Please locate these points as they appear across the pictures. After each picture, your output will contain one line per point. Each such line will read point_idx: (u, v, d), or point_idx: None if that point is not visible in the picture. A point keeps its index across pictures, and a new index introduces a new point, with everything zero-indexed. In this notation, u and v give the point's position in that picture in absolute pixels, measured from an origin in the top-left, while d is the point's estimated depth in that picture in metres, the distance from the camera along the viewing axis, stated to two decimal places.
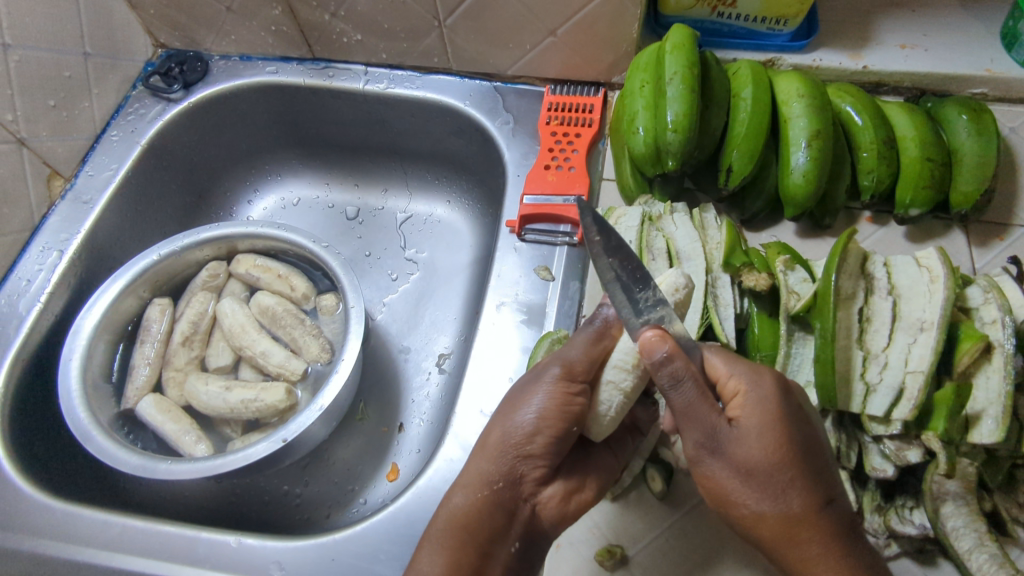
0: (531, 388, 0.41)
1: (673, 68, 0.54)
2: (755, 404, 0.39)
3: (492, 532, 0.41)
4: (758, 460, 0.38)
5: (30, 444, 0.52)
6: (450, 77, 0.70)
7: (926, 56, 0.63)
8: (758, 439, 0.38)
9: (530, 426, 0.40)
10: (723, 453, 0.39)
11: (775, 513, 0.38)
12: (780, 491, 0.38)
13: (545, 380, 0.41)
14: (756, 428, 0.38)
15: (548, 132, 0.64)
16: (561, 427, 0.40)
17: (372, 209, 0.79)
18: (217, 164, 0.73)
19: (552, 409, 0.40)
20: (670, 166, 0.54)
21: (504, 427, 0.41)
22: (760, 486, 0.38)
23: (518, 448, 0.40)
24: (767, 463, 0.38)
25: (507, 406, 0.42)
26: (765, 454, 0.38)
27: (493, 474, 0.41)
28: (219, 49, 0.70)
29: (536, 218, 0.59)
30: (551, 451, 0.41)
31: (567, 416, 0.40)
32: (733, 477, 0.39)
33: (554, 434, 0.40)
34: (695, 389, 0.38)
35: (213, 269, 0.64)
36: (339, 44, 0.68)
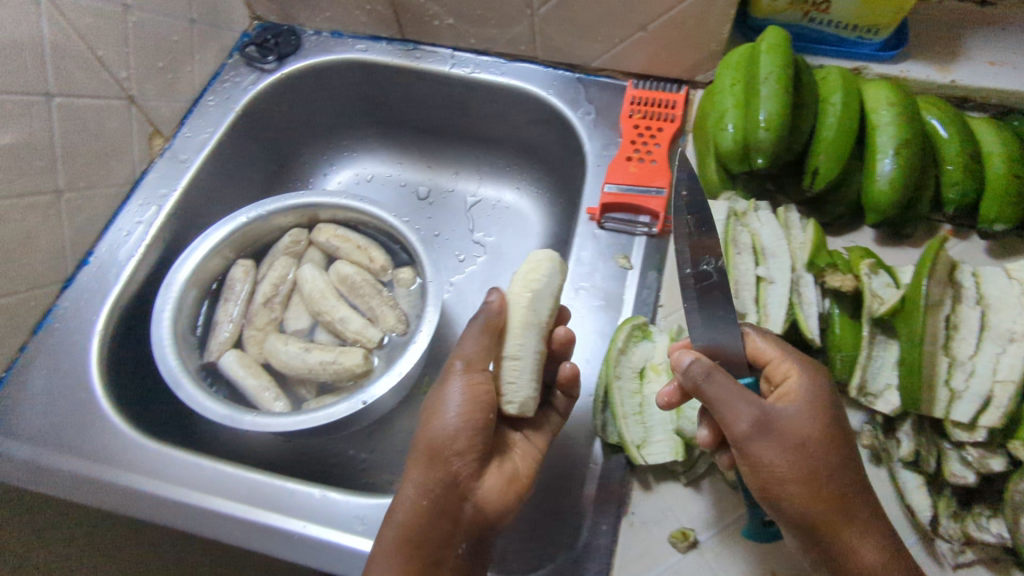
0: (444, 391, 0.44)
1: (768, 68, 0.55)
2: (803, 392, 0.42)
3: (441, 539, 0.42)
4: (806, 439, 0.40)
5: (126, 386, 0.54)
6: (535, 66, 0.71)
7: (1016, 74, 0.63)
8: (802, 417, 0.40)
9: (455, 424, 0.43)
10: (770, 434, 0.40)
11: (824, 490, 0.39)
12: (829, 470, 0.40)
13: (452, 380, 0.44)
14: (804, 412, 0.41)
15: (630, 125, 0.65)
16: (480, 417, 0.43)
17: (442, 191, 0.81)
18: (299, 135, 0.75)
19: (467, 403, 0.43)
20: (759, 164, 0.54)
21: (430, 431, 0.44)
22: (811, 461, 0.39)
23: (441, 448, 0.43)
24: (818, 439, 0.40)
25: (426, 412, 0.45)
26: (814, 434, 0.40)
27: (429, 479, 0.43)
28: (312, 25, 0.72)
29: (616, 206, 0.60)
30: (476, 446, 0.44)
31: (483, 406, 0.44)
32: (785, 455, 0.39)
33: (476, 428, 0.43)
34: (731, 379, 0.41)
35: (296, 236, 0.66)
36: (431, 27, 0.70)
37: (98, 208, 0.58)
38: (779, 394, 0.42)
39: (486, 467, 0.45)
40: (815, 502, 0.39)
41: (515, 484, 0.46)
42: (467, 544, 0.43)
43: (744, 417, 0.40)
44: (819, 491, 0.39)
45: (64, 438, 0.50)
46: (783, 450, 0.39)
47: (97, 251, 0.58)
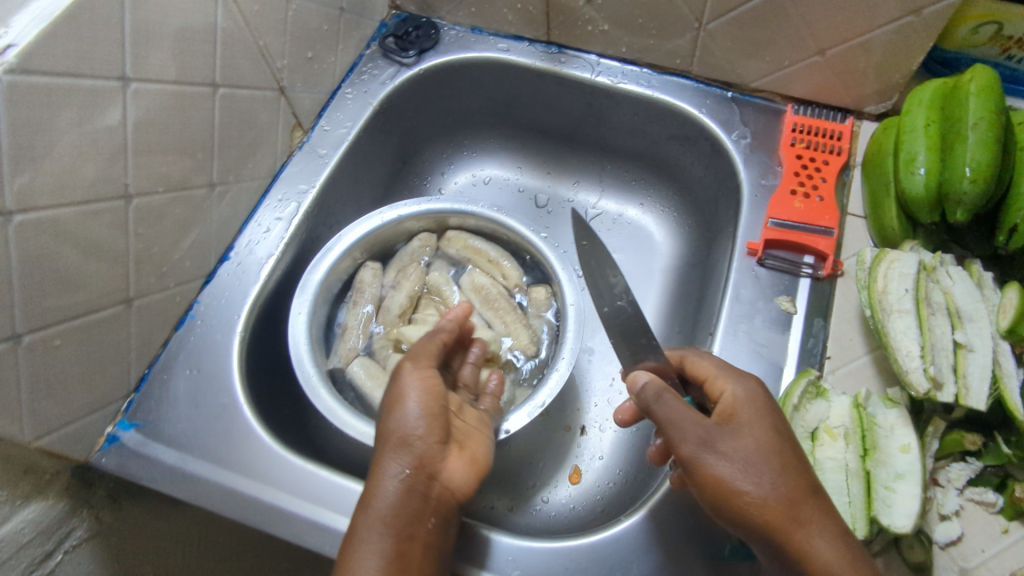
0: (399, 378, 0.46)
1: (976, 111, 0.50)
2: (746, 401, 0.42)
3: (413, 515, 0.41)
4: (753, 445, 0.40)
5: (263, 391, 0.52)
6: (686, 80, 0.67)
7: None
8: (751, 426, 0.41)
9: (417, 413, 0.43)
10: (718, 447, 0.39)
11: (783, 498, 0.38)
12: (790, 479, 0.39)
13: (407, 374, 0.45)
14: (751, 422, 0.41)
15: (793, 154, 0.61)
16: (437, 405, 0.44)
17: (562, 200, 0.77)
18: (425, 131, 0.72)
19: (424, 393, 0.44)
20: (956, 216, 0.50)
21: (390, 422, 0.43)
22: (775, 470, 0.39)
23: (393, 433, 0.43)
24: (771, 447, 0.40)
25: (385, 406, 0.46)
26: (765, 442, 0.40)
27: (387, 464, 0.42)
28: (452, 18, 0.69)
29: (780, 243, 0.57)
30: (439, 430, 0.44)
31: (436, 394, 0.45)
32: (737, 466, 0.39)
33: (433, 410, 0.44)
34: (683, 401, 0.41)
35: (425, 241, 0.64)
36: (581, 32, 0.66)
37: (242, 201, 0.56)
38: (722, 406, 0.42)
39: (448, 449, 0.44)
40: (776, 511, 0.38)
41: (477, 465, 0.45)
42: (437, 520, 0.42)
43: (696, 437, 0.40)
44: (780, 497, 0.39)
45: (207, 443, 0.48)
46: (738, 460, 0.39)
47: (237, 247, 0.56)
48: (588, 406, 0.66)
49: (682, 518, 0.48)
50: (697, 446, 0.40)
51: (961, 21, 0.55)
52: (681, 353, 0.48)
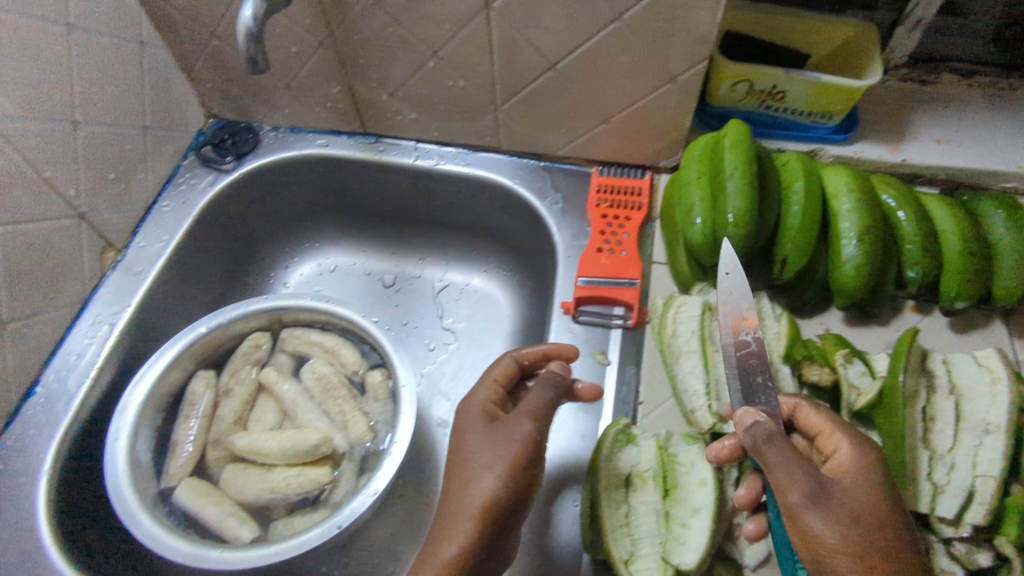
0: (490, 438, 0.47)
1: (733, 162, 0.56)
2: (853, 463, 0.41)
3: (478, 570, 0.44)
4: (846, 502, 0.39)
5: (78, 529, 0.51)
6: (500, 155, 0.71)
7: (961, 152, 0.66)
8: (856, 488, 0.40)
9: (504, 481, 0.45)
10: (819, 504, 0.38)
11: (865, 554, 0.37)
12: (874, 538, 0.38)
13: (513, 437, 0.47)
14: (856, 484, 0.40)
15: (599, 214, 0.65)
16: (529, 467, 0.46)
17: (409, 277, 0.80)
18: (259, 229, 0.74)
19: (523, 454, 0.46)
20: (729, 258, 0.55)
21: (473, 481, 0.45)
22: (871, 537, 0.38)
23: (478, 499, 0.44)
24: (866, 511, 0.39)
25: (456, 456, 0.48)
26: (870, 507, 0.39)
27: (458, 526, 0.44)
28: (270, 121, 0.71)
29: (591, 299, 0.60)
30: (527, 490, 0.46)
31: (529, 459, 0.46)
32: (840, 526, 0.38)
33: (520, 479, 0.45)
34: (794, 449, 0.41)
35: (256, 341, 0.64)
36: (393, 122, 0.69)
37: (48, 332, 0.55)
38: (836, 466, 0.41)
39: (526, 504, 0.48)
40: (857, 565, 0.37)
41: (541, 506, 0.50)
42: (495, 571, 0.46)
43: (794, 484, 0.39)
44: (861, 556, 0.37)
45: None
46: (832, 515, 0.38)
47: (44, 379, 0.54)
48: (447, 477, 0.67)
49: None
50: (794, 492, 0.39)
51: (720, 80, 0.62)
52: (794, 401, 0.46)
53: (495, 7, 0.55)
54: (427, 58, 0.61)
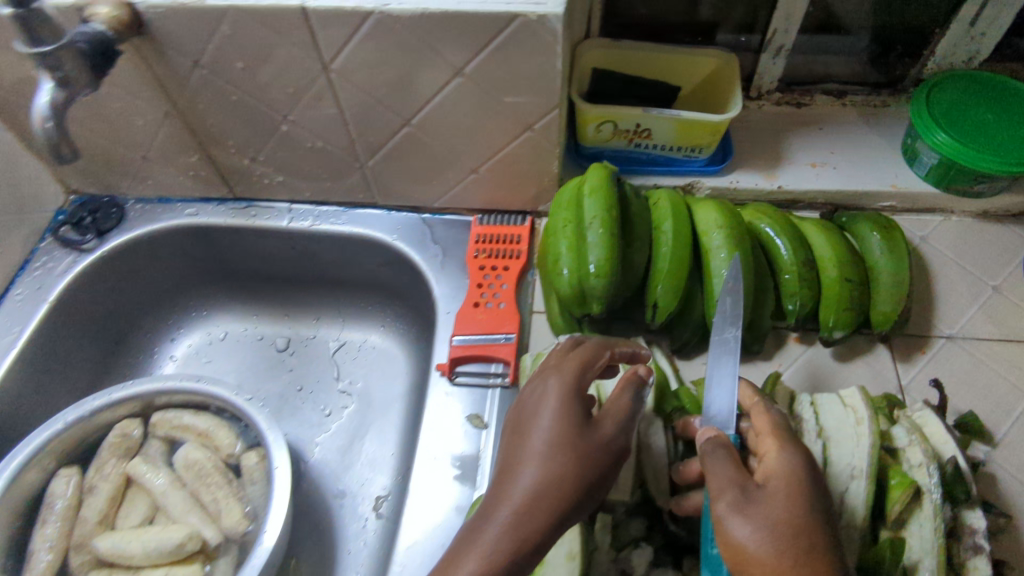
0: (574, 439, 0.39)
1: (592, 212, 0.55)
2: (781, 468, 0.39)
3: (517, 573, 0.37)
4: (774, 508, 0.37)
5: None
6: (377, 210, 0.69)
7: (837, 174, 0.66)
8: (782, 492, 0.38)
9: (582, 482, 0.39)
10: (740, 512, 0.37)
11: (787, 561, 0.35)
12: (795, 543, 0.36)
13: (607, 436, 0.40)
14: (782, 490, 0.38)
15: (476, 266, 0.64)
16: (607, 469, 0.40)
17: (303, 338, 0.77)
18: (135, 305, 0.71)
19: (606, 453, 0.40)
20: (595, 309, 0.54)
21: (549, 467, 0.38)
22: (787, 546, 0.35)
23: (533, 511, 0.37)
24: (787, 519, 0.36)
25: (531, 449, 0.39)
26: (789, 514, 0.37)
27: (508, 536, 0.36)
28: (134, 193, 0.69)
29: (466, 359, 0.58)
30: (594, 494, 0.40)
31: (608, 463, 0.40)
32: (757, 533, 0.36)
33: (595, 480, 0.39)
34: (732, 458, 0.40)
35: (125, 429, 0.61)
36: (262, 185, 0.67)
37: None
38: (765, 470, 0.40)
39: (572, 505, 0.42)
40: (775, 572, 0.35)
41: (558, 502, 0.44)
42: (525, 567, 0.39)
43: (723, 493, 0.38)
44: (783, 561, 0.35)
45: None
46: (759, 520, 0.36)
47: None
48: (342, 552, 0.64)
49: None
50: (722, 500, 0.38)
51: (585, 122, 0.61)
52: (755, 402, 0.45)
53: (332, 69, 0.53)
54: (279, 122, 0.59)
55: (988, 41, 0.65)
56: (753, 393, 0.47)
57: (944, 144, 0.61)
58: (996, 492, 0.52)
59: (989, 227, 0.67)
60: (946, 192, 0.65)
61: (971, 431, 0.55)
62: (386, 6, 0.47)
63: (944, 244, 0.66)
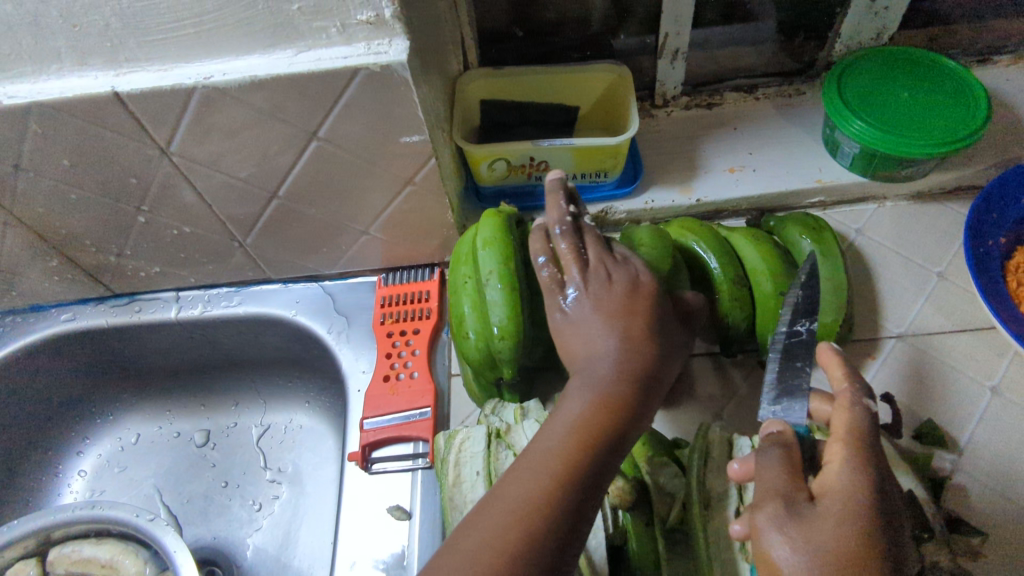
0: (660, 317, 0.41)
1: (489, 265, 0.49)
2: (840, 482, 0.32)
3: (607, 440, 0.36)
4: (818, 534, 0.31)
5: None
6: (274, 285, 0.63)
7: (757, 176, 0.61)
8: (832, 513, 0.31)
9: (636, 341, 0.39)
10: (779, 526, 0.32)
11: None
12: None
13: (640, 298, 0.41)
14: (835, 511, 0.31)
15: (383, 333, 0.58)
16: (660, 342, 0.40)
17: (224, 428, 0.71)
18: (24, 428, 0.64)
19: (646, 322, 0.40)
20: (506, 373, 0.48)
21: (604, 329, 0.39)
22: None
23: (636, 378, 0.38)
24: (835, 547, 0.30)
25: (616, 313, 0.40)
26: (836, 540, 0.30)
27: (617, 382, 0.38)
28: (3, 306, 0.63)
29: (379, 442, 0.53)
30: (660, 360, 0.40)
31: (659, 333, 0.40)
32: (794, 557, 0.30)
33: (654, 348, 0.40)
34: (787, 464, 0.34)
35: (19, 572, 0.55)
36: (139, 278, 0.61)
37: None
38: (819, 484, 0.33)
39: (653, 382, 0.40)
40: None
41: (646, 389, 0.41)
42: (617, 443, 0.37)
43: (766, 501, 0.33)
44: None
45: None
46: (797, 544, 0.31)
47: None
48: None
49: None
50: (761, 511, 0.33)
51: (475, 162, 0.56)
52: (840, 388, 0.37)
53: (173, 152, 0.47)
54: (134, 214, 0.53)
55: (893, 15, 0.60)
56: (845, 374, 0.37)
57: (862, 132, 0.56)
58: (968, 506, 0.48)
59: (925, 208, 0.63)
60: (874, 180, 0.60)
61: (933, 439, 0.50)
62: (208, 79, 0.42)
63: (880, 234, 0.62)
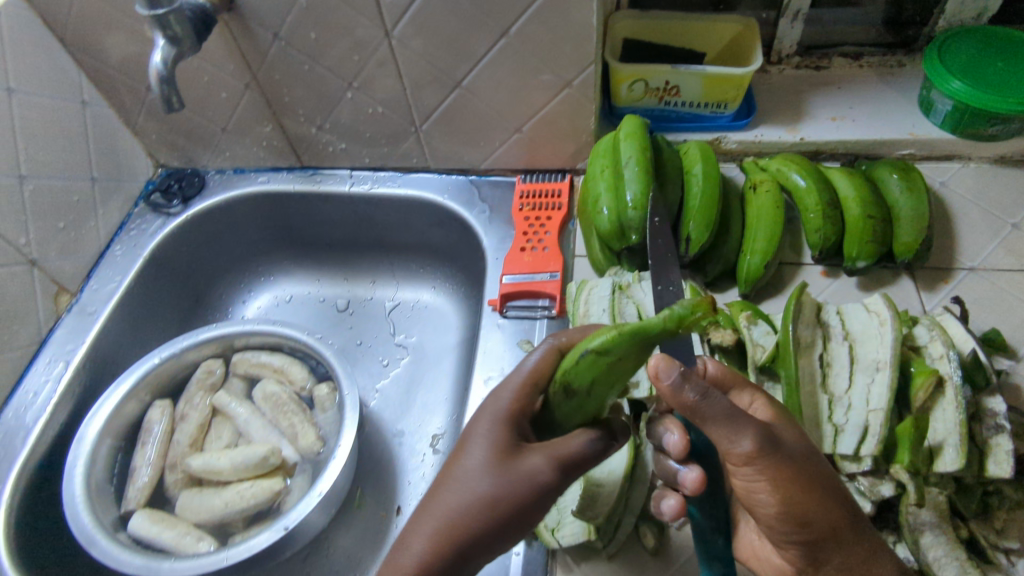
0: (538, 503, 0.42)
1: (629, 152, 0.60)
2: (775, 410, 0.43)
3: None
4: (794, 443, 0.41)
5: (38, 556, 0.57)
6: (429, 174, 0.76)
7: (855, 125, 0.71)
8: (788, 431, 0.42)
9: (497, 513, 0.41)
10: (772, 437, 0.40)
11: (806, 499, 0.40)
12: (817, 481, 0.40)
13: (526, 474, 0.41)
14: (787, 429, 0.42)
15: (521, 217, 0.70)
16: (519, 519, 0.42)
17: (361, 300, 0.83)
18: (211, 267, 0.78)
19: (518, 501, 0.41)
20: (634, 239, 0.58)
21: (464, 497, 0.41)
22: (805, 469, 0.40)
23: (497, 514, 0.41)
24: (802, 449, 0.41)
25: (483, 511, 0.41)
26: (799, 444, 0.41)
27: (454, 540, 0.41)
28: (214, 165, 0.78)
29: (516, 294, 0.65)
30: (506, 528, 0.42)
31: (521, 515, 0.42)
32: (790, 458, 0.40)
33: (508, 525, 0.41)
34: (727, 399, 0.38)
35: (209, 367, 0.68)
36: (326, 153, 0.75)
37: (7, 372, 0.62)
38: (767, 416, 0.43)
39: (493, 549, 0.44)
40: (796, 505, 0.40)
41: None
42: None
43: (747, 433, 0.39)
44: (792, 491, 0.40)
45: None
46: (788, 453, 0.40)
47: (4, 417, 0.61)
48: (403, 486, 0.69)
49: None
50: (750, 441, 0.39)
51: (618, 82, 0.67)
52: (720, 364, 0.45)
53: (394, 35, 0.60)
54: (345, 88, 0.66)
55: None
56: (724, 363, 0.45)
57: (959, 91, 0.65)
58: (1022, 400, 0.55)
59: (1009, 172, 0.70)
60: (962, 137, 0.69)
61: (994, 345, 0.58)
62: None
63: (962, 188, 0.70)
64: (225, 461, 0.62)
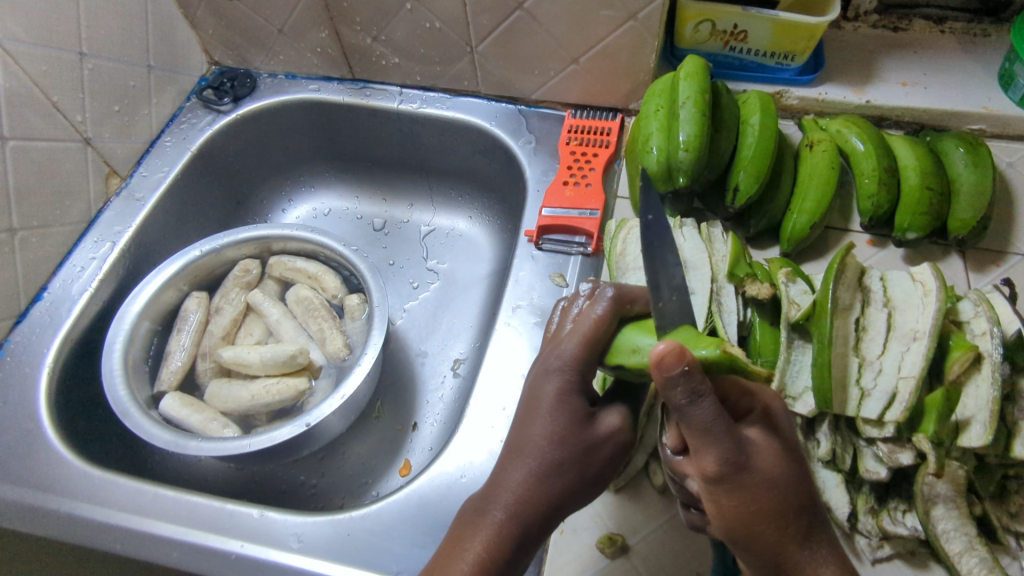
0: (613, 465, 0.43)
1: (686, 93, 0.58)
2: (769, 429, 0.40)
3: (515, 556, 0.40)
4: (765, 467, 0.38)
5: (75, 419, 0.60)
6: (478, 99, 0.75)
7: (926, 93, 0.68)
8: (766, 453, 0.39)
9: (586, 472, 0.42)
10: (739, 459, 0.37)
11: (753, 530, 0.38)
12: (772, 517, 0.38)
13: (608, 434, 0.43)
14: (768, 451, 0.39)
15: (567, 151, 0.69)
16: (599, 478, 0.43)
17: (397, 222, 0.84)
18: (255, 170, 0.79)
19: (601, 460, 0.43)
20: (681, 183, 0.57)
21: (552, 456, 0.41)
22: (761, 500, 0.38)
23: (585, 472, 0.42)
24: (772, 477, 0.38)
25: (572, 470, 0.41)
26: (772, 471, 0.38)
27: (544, 499, 0.41)
28: (267, 69, 0.78)
29: (553, 228, 0.65)
30: (589, 487, 0.42)
31: (603, 474, 0.43)
32: (748, 485, 0.38)
33: (591, 484, 0.43)
34: (716, 412, 0.36)
35: (246, 266, 0.70)
36: (378, 67, 0.74)
37: (57, 244, 0.65)
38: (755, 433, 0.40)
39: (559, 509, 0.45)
40: (742, 531, 0.38)
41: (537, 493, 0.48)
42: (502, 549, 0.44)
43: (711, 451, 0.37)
44: (737, 513, 0.38)
45: (17, 471, 0.55)
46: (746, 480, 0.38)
47: (51, 286, 0.64)
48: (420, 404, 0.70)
49: (458, 477, 0.54)
50: (710, 459, 0.37)
51: (684, 20, 0.65)
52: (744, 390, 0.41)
53: None
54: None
55: None
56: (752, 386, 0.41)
57: None
58: None
59: None
60: None
61: None
62: None
63: None
64: (254, 354, 0.64)
